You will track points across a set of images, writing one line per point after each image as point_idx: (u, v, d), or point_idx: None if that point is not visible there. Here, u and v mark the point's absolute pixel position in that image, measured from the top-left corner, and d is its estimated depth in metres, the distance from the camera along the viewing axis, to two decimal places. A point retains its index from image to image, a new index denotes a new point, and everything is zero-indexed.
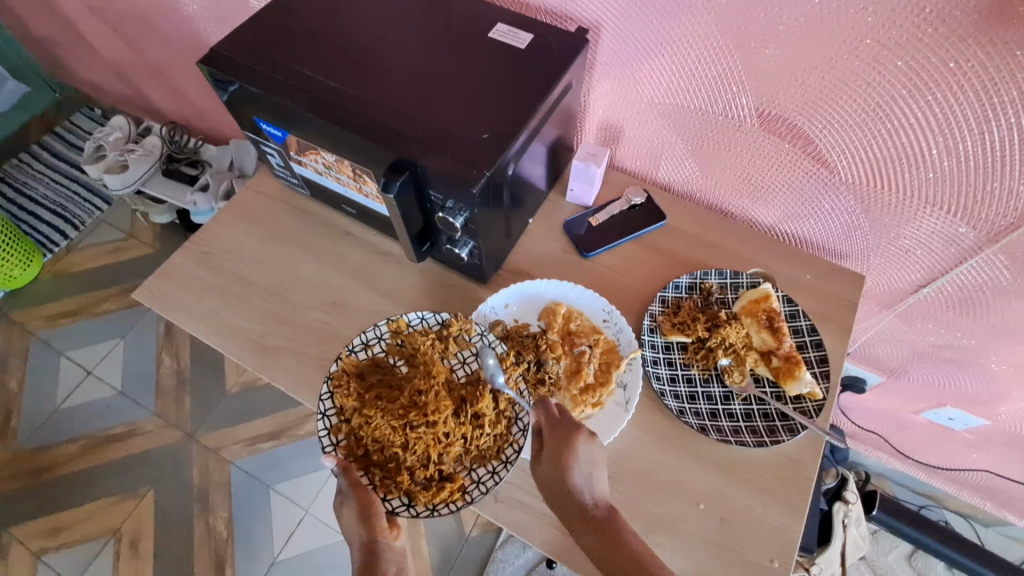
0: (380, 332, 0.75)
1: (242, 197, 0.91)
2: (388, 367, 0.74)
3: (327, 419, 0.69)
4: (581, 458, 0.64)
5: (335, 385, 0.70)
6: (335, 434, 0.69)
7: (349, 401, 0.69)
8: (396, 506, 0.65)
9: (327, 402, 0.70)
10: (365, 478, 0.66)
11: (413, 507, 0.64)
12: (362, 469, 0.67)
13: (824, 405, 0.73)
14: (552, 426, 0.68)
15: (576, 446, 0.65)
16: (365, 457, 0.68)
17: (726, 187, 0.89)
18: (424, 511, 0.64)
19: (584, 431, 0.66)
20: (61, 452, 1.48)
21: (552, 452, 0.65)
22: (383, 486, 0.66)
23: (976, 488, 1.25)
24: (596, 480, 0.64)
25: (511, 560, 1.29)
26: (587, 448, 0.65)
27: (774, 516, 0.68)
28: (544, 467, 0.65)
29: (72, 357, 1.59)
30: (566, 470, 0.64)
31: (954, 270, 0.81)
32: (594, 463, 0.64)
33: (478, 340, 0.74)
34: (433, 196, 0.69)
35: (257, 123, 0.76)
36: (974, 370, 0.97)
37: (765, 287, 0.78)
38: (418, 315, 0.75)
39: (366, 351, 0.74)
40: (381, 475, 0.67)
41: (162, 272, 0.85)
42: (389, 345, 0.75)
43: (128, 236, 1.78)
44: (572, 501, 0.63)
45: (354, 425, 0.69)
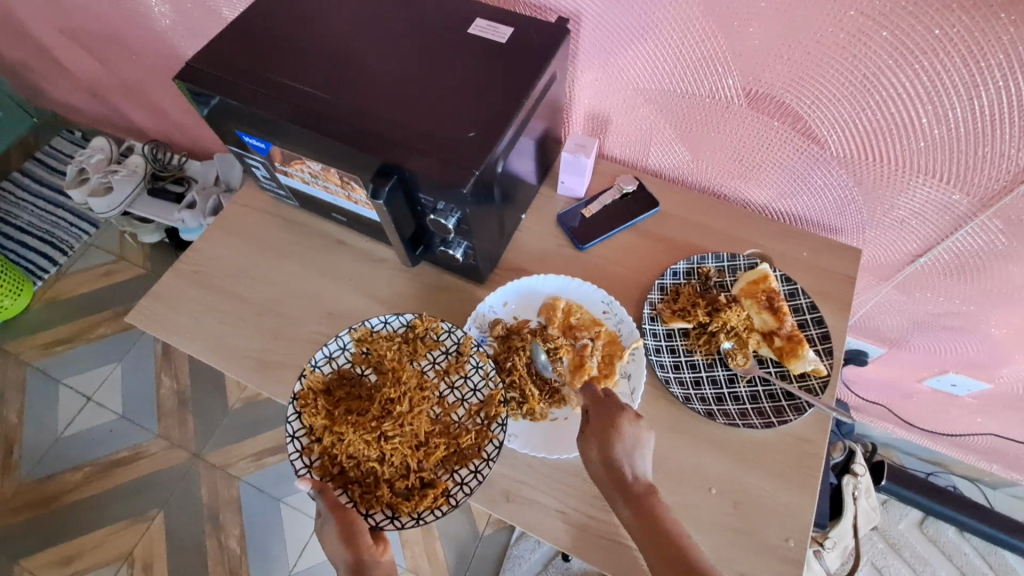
0: (344, 343, 0.74)
1: (230, 212, 0.90)
2: (355, 377, 0.74)
3: (299, 442, 0.69)
4: (627, 437, 0.61)
5: (303, 405, 0.70)
6: (309, 456, 0.69)
7: (318, 420, 0.69)
8: (380, 520, 0.66)
9: (296, 424, 0.70)
10: (344, 496, 0.67)
11: (397, 518, 0.65)
12: (342, 486, 0.68)
13: (829, 381, 0.73)
14: (597, 406, 0.65)
15: (621, 425, 0.62)
16: (343, 475, 0.69)
17: (717, 169, 0.89)
18: (409, 521, 0.65)
19: (629, 411, 0.63)
20: (66, 481, 1.47)
21: (598, 430, 0.63)
22: (365, 501, 0.67)
23: (982, 452, 1.26)
24: (638, 458, 0.60)
25: (527, 555, 1.29)
26: (634, 429, 0.62)
27: (789, 496, 0.68)
28: (592, 449, 0.62)
29: (70, 385, 1.58)
30: (610, 448, 0.61)
31: (951, 237, 0.81)
32: (641, 445, 0.61)
33: (446, 336, 0.75)
34: (423, 198, 0.68)
35: (239, 136, 0.75)
36: (974, 336, 0.98)
37: (764, 267, 0.78)
38: (381, 320, 0.75)
39: (330, 365, 0.74)
40: (361, 491, 0.68)
41: (155, 293, 0.84)
42: (355, 354, 0.75)
43: (117, 258, 1.76)
44: (618, 482, 0.59)
45: (326, 444, 0.69)
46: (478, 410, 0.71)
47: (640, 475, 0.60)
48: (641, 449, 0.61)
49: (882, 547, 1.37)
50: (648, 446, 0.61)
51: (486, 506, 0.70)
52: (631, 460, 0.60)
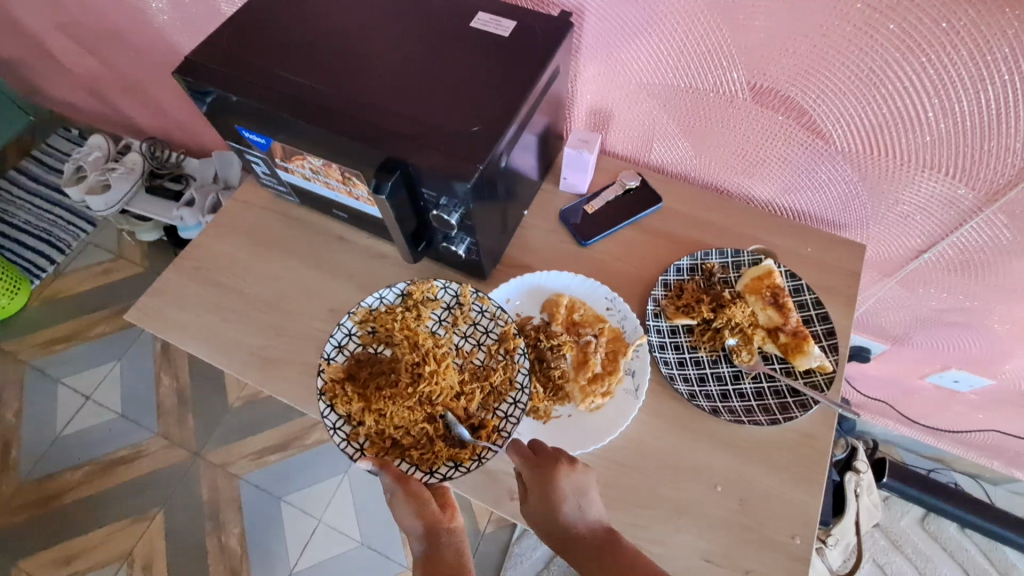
0: (348, 329, 0.74)
1: (230, 208, 0.89)
2: (372, 356, 0.74)
3: (342, 431, 0.69)
4: (568, 490, 0.59)
5: (332, 397, 0.70)
6: (356, 440, 0.69)
7: (354, 403, 0.69)
8: (446, 471, 0.66)
9: (332, 416, 0.70)
10: (405, 464, 0.68)
11: (462, 465, 0.66)
12: (400, 457, 0.68)
13: (835, 378, 0.72)
14: (529, 462, 0.62)
15: (560, 480, 0.60)
16: (396, 446, 0.69)
17: (720, 165, 0.88)
18: (473, 463, 0.66)
19: (564, 459, 0.62)
20: (65, 480, 1.46)
21: (539, 488, 0.60)
22: (425, 461, 0.67)
23: (983, 448, 1.26)
24: (587, 506, 0.59)
25: (528, 553, 1.29)
26: (572, 476, 0.60)
27: (795, 493, 0.68)
28: (534, 511, 0.59)
29: (69, 383, 1.57)
30: (557, 503, 0.58)
31: (956, 233, 0.81)
32: (584, 490, 0.60)
33: (437, 293, 0.77)
34: (426, 194, 0.67)
35: (239, 132, 0.74)
36: (977, 332, 0.97)
37: (768, 263, 0.77)
38: (376, 296, 0.75)
39: (343, 354, 0.74)
40: (418, 453, 0.68)
41: (154, 290, 0.83)
42: (362, 337, 0.75)
43: (116, 256, 1.75)
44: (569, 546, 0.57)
45: (370, 424, 0.69)
46: (496, 348, 0.74)
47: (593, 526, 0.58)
48: (587, 494, 0.60)
49: (883, 544, 1.36)
50: (592, 489, 0.60)
51: (490, 504, 0.69)
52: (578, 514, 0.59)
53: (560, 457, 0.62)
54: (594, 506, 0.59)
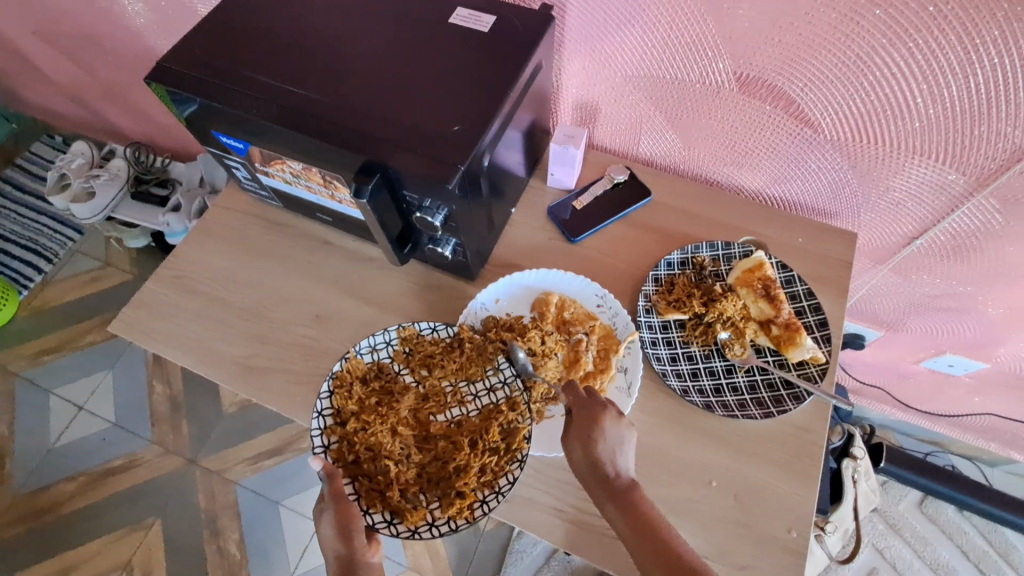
0: (389, 338, 0.73)
1: (211, 215, 0.88)
2: (393, 374, 0.73)
3: (322, 420, 0.69)
4: (609, 436, 0.60)
5: (337, 386, 0.70)
6: (329, 437, 0.69)
7: (348, 405, 0.69)
8: (377, 522, 0.65)
9: (325, 402, 0.70)
10: (350, 487, 0.67)
11: (395, 525, 0.65)
12: (351, 477, 0.68)
13: (828, 368, 0.72)
14: (579, 404, 0.63)
15: (604, 426, 0.61)
16: (356, 465, 0.69)
17: (709, 156, 0.87)
18: (405, 532, 0.64)
19: (612, 409, 0.62)
20: (60, 492, 1.45)
21: (582, 430, 0.61)
22: (368, 498, 0.66)
23: (980, 431, 1.27)
24: (621, 456, 0.60)
25: (528, 549, 1.30)
26: (616, 426, 0.61)
27: (789, 486, 0.67)
28: (574, 451, 0.61)
29: (61, 394, 1.55)
30: (593, 450, 0.60)
31: (947, 217, 0.80)
32: (623, 441, 0.60)
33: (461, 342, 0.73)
34: (408, 196, 0.65)
35: (217, 137, 0.72)
36: (971, 317, 0.97)
37: (759, 255, 0.76)
38: (430, 324, 0.74)
39: (371, 355, 0.73)
40: (368, 486, 0.67)
41: (137, 300, 0.82)
42: (396, 351, 0.74)
43: (104, 263, 1.73)
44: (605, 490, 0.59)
45: (348, 430, 0.69)
46: (500, 438, 0.68)
47: (624, 475, 0.60)
48: (623, 446, 0.60)
49: (882, 528, 1.37)
50: (631, 443, 0.61)
51: None
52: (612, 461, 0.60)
53: (606, 406, 0.63)
54: (629, 459, 0.60)
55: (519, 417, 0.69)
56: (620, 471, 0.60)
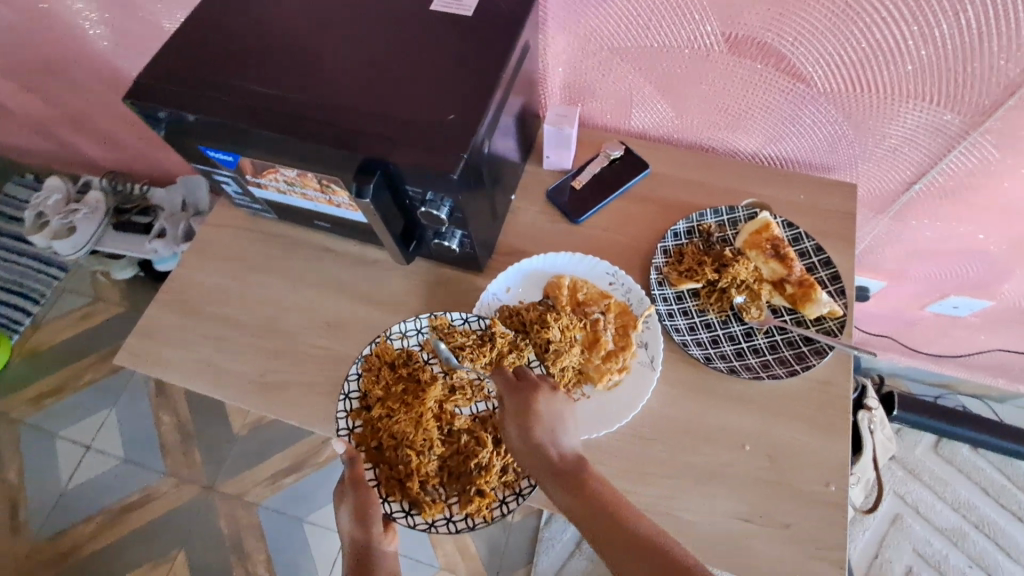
0: (419, 325, 0.72)
1: (205, 234, 0.86)
2: (422, 362, 0.72)
3: (348, 403, 0.69)
4: (543, 415, 0.61)
5: (365, 369, 0.70)
6: (353, 420, 0.69)
7: (375, 391, 0.69)
8: (395, 510, 0.66)
9: (353, 384, 0.70)
10: (371, 472, 0.68)
11: (413, 515, 0.65)
12: (373, 462, 0.68)
13: (846, 320, 0.72)
14: (513, 388, 0.65)
15: (538, 405, 0.62)
16: (377, 450, 0.69)
17: (703, 122, 0.86)
18: (422, 523, 0.65)
19: (543, 388, 0.64)
20: (78, 534, 1.42)
21: (518, 411, 0.62)
22: (387, 485, 0.67)
23: (988, 368, 1.29)
24: (561, 433, 0.61)
25: (559, 536, 1.30)
26: (547, 405, 0.62)
27: (821, 441, 0.67)
28: (512, 435, 0.61)
29: (66, 436, 1.52)
30: (529, 430, 0.60)
31: (945, 159, 0.80)
32: (559, 417, 0.62)
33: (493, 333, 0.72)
34: (410, 191, 0.64)
35: (203, 151, 0.70)
36: (974, 256, 0.98)
37: (764, 216, 0.76)
38: (463, 315, 0.72)
39: (401, 342, 0.72)
40: (388, 473, 0.68)
41: (139, 330, 0.80)
42: (426, 340, 0.72)
43: (94, 298, 1.69)
44: (548, 466, 0.58)
45: (373, 416, 0.69)
46: None
47: (567, 449, 0.60)
48: (562, 422, 0.62)
49: (902, 475, 1.39)
50: (568, 418, 0.62)
51: None
52: (549, 436, 0.60)
53: (537, 383, 0.64)
54: (570, 433, 0.61)
55: None
56: (563, 449, 0.59)
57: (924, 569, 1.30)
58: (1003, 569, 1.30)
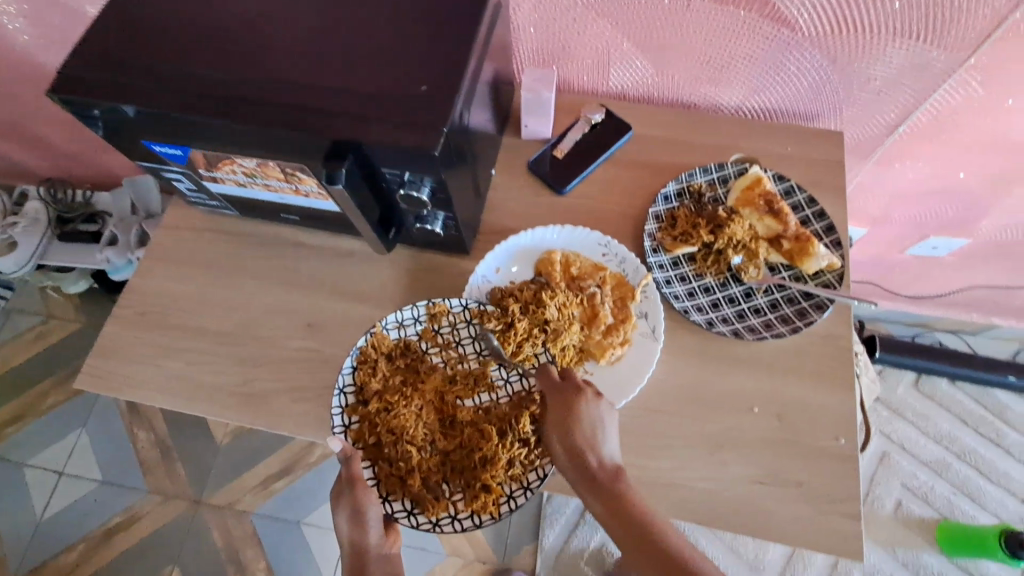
0: (416, 313, 0.68)
1: (160, 238, 0.78)
2: (420, 353, 0.69)
3: (344, 398, 0.65)
4: (588, 420, 0.58)
5: (361, 363, 0.66)
6: (349, 416, 0.65)
7: (373, 384, 0.65)
8: (397, 510, 0.62)
9: (347, 378, 0.65)
10: (370, 471, 0.64)
11: (416, 515, 0.62)
12: (371, 460, 0.64)
13: (845, 272, 0.71)
14: (557, 388, 0.62)
15: (580, 409, 0.59)
16: (376, 447, 0.65)
17: (684, 77, 0.82)
18: (425, 523, 0.61)
19: (589, 391, 0.60)
20: (62, 564, 1.35)
21: (559, 415, 0.59)
22: (388, 484, 0.63)
23: (964, 304, 1.32)
24: (603, 440, 0.58)
25: (563, 510, 1.30)
26: (593, 410, 0.59)
27: (828, 395, 0.67)
28: (552, 437, 0.60)
29: (35, 464, 1.43)
30: (569, 437, 0.58)
31: (929, 99, 0.78)
32: (603, 423, 0.58)
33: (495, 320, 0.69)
34: (386, 173, 0.58)
35: (148, 147, 0.62)
36: (954, 195, 0.98)
37: (755, 171, 0.74)
38: (462, 302, 0.68)
39: (398, 331, 0.68)
40: (388, 471, 0.64)
41: (99, 349, 0.73)
42: (424, 328, 0.69)
43: (46, 316, 1.57)
44: (586, 476, 0.57)
45: (370, 410, 0.65)
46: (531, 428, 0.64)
47: (608, 460, 0.57)
48: (605, 429, 0.58)
49: (887, 414, 1.43)
50: (611, 424, 0.59)
51: None
52: (593, 445, 0.58)
53: (582, 387, 0.60)
54: (612, 442, 0.58)
55: None
56: (605, 459, 0.57)
57: (913, 502, 1.36)
58: (985, 494, 1.36)
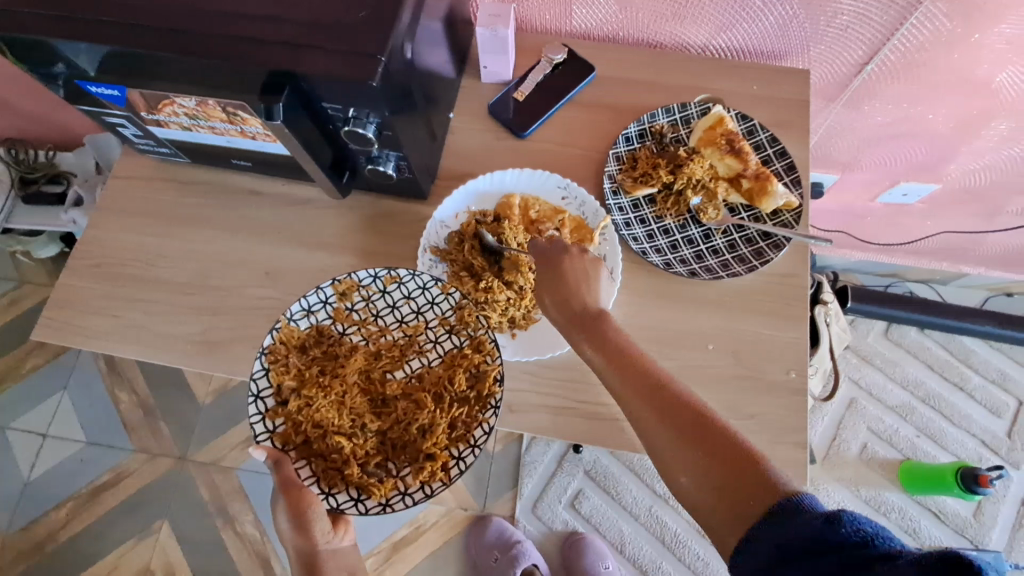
0: (324, 296, 0.66)
1: (113, 189, 0.76)
2: (337, 335, 0.67)
3: (262, 403, 0.62)
4: (575, 271, 0.60)
5: (272, 361, 0.62)
6: (272, 420, 0.62)
7: (288, 379, 0.63)
8: (343, 502, 0.59)
9: (261, 382, 0.62)
10: (305, 470, 0.62)
11: (364, 502, 0.59)
12: (305, 458, 0.62)
13: (803, 211, 0.71)
14: (542, 253, 0.63)
15: (566, 262, 0.61)
16: (307, 445, 0.63)
17: (648, 14, 0.79)
18: (375, 507, 0.59)
19: (576, 249, 0.62)
20: (52, 521, 1.38)
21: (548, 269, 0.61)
22: (327, 478, 0.61)
23: (934, 252, 1.33)
24: (591, 290, 0.59)
25: (541, 457, 1.34)
26: (580, 262, 0.61)
27: (782, 332, 0.68)
28: (543, 294, 0.61)
29: (19, 427, 1.44)
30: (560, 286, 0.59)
31: (897, 34, 0.76)
32: (591, 274, 0.60)
33: (409, 281, 0.66)
34: (329, 109, 0.56)
35: (83, 88, 0.60)
36: (924, 138, 0.97)
37: (718, 110, 0.72)
38: (370, 273, 0.66)
39: (308, 319, 0.66)
40: (325, 465, 0.62)
41: (55, 301, 0.72)
42: (336, 310, 0.66)
43: (18, 281, 1.55)
44: (573, 319, 0.58)
45: (292, 409, 0.62)
46: (470, 389, 0.63)
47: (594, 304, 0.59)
48: (592, 279, 0.60)
49: (856, 362, 1.46)
50: (599, 277, 0.61)
51: None
52: (581, 292, 0.59)
53: (569, 248, 0.62)
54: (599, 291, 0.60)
55: (488, 357, 0.63)
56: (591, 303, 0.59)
57: (878, 444, 1.41)
58: (947, 435, 1.41)
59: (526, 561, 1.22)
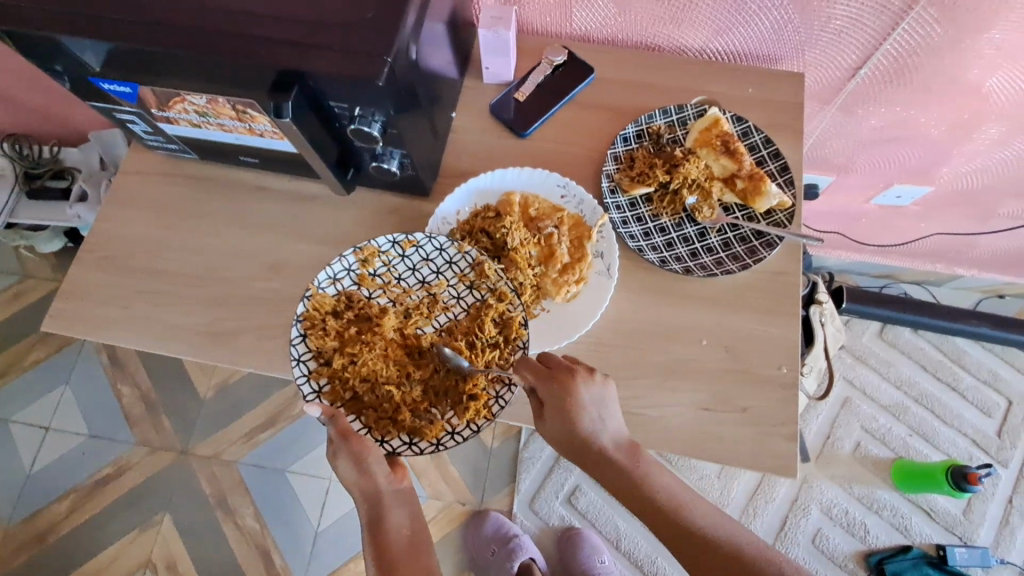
0: (347, 264, 0.68)
1: (121, 184, 0.78)
2: (365, 299, 0.68)
3: (304, 366, 0.65)
4: (588, 406, 0.60)
5: (308, 327, 0.65)
6: (316, 380, 0.65)
7: (327, 342, 0.65)
8: (398, 446, 0.64)
9: (300, 347, 0.65)
10: (358, 422, 0.65)
11: (417, 444, 0.63)
12: (356, 412, 0.65)
13: (795, 211, 0.73)
14: (544, 377, 0.60)
15: (578, 393, 0.59)
16: (356, 399, 0.66)
17: (647, 17, 0.81)
18: (428, 446, 0.63)
19: (580, 371, 0.60)
20: (53, 513, 1.40)
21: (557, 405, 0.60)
22: (380, 427, 0.65)
23: (928, 254, 1.35)
24: (602, 423, 0.60)
25: (538, 453, 1.36)
26: (589, 390, 0.60)
27: (774, 327, 0.70)
28: (553, 426, 0.61)
29: (22, 420, 1.46)
30: (573, 424, 0.60)
31: (889, 39, 0.78)
32: (601, 402, 0.60)
33: (426, 243, 0.69)
34: (336, 107, 0.58)
35: (96, 85, 0.61)
36: (917, 142, 0.99)
37: (713, 112, 0.74)
38: (389, 239, 0.68)
39: (336, 286, 0.68)
40: (376, 416, 0.65)
41: (63, 293, 0.74)
42: (360, 275, 0.68)
43: (22, 275, 1.57)
44: (591, 457, 0.60)
45: (335, 368, 0.65)
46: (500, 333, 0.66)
47: (610, 439, 0.61)
48: (604, 405, 0.60)
49: (851, 361, 1.48)
50: (609, 398, 0.61)
51: None
52: (591, 428, 0.60)
53: (574, 368, 0.61)
54: (609, 418, 0.61)
55: (510, 305, 0.66)
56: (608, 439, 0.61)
57: (872, 443, 1.42)
58: (940, 434, 1.43)
59: (523, 554, 1.24)
